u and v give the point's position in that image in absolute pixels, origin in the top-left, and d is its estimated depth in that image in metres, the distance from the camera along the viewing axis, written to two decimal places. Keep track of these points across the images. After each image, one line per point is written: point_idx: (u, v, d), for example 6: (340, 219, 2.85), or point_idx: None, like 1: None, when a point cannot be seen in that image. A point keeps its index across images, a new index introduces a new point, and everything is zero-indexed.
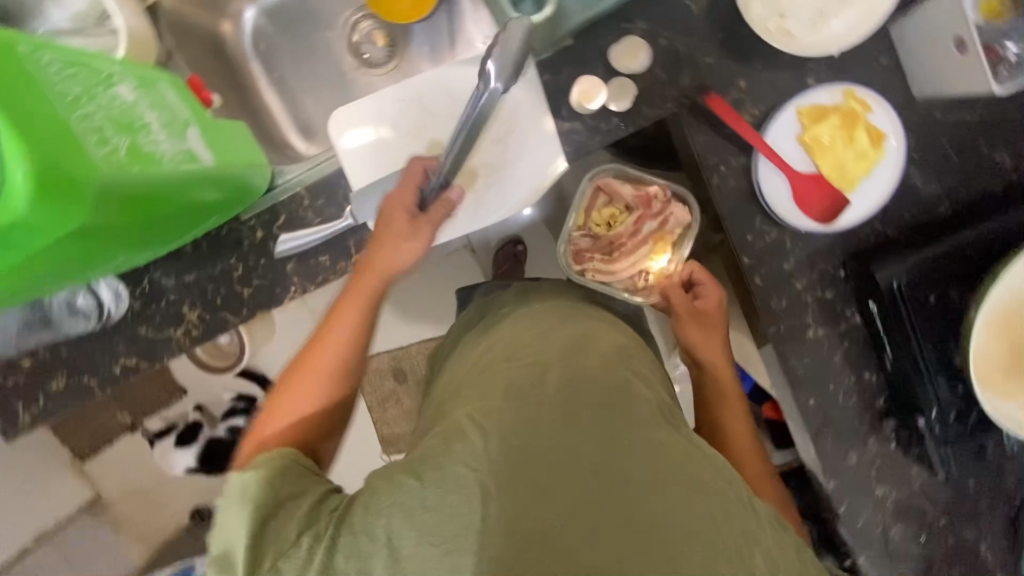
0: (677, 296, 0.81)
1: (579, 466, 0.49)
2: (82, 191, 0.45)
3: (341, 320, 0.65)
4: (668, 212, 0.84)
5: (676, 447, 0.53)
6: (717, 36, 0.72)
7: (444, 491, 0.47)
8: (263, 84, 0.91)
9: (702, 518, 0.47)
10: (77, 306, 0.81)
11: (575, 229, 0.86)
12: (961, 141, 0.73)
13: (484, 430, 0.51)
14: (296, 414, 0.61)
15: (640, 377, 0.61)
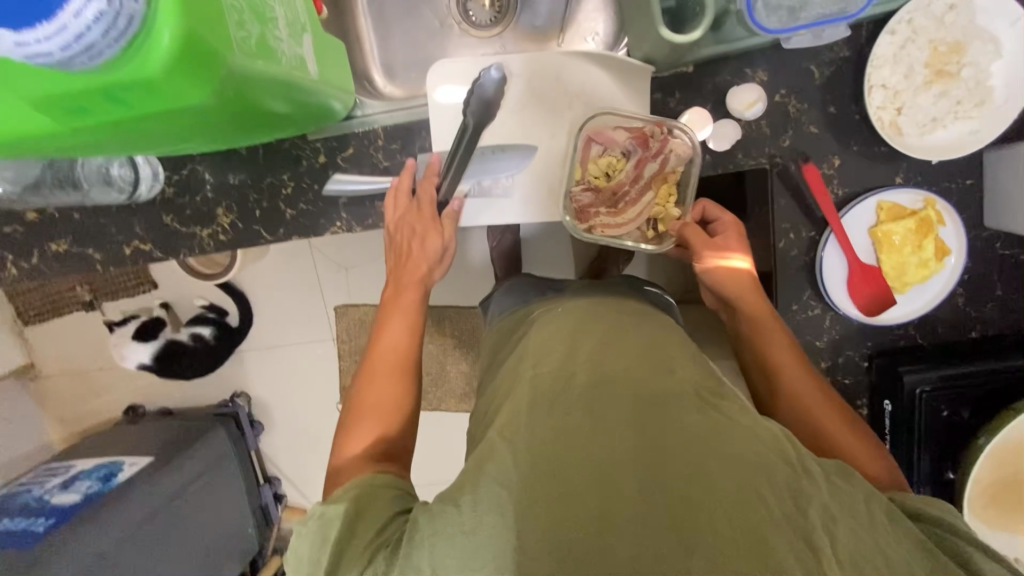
0: (695, 234, 0.74)
1: (612, 468, 0.50)
2: (216, 71, 0.42)
3: (389, 326, 0.71)
4: (666, 149, 0.72)
5: (717, 429, 0.52)
6: (828, 108, 0.73)
7: (478, 513, 0.50)
8: (360, 8, 0.88)
9: (757, 503, 0.46)
10: (110, 176, 0.75)
11: (573, 185, 0.76)
12: (1012, 277, 0.77)
13: (515, 447, 0.54)
14: (366, 416, 0.66)
15: (677, 368, 0.60)
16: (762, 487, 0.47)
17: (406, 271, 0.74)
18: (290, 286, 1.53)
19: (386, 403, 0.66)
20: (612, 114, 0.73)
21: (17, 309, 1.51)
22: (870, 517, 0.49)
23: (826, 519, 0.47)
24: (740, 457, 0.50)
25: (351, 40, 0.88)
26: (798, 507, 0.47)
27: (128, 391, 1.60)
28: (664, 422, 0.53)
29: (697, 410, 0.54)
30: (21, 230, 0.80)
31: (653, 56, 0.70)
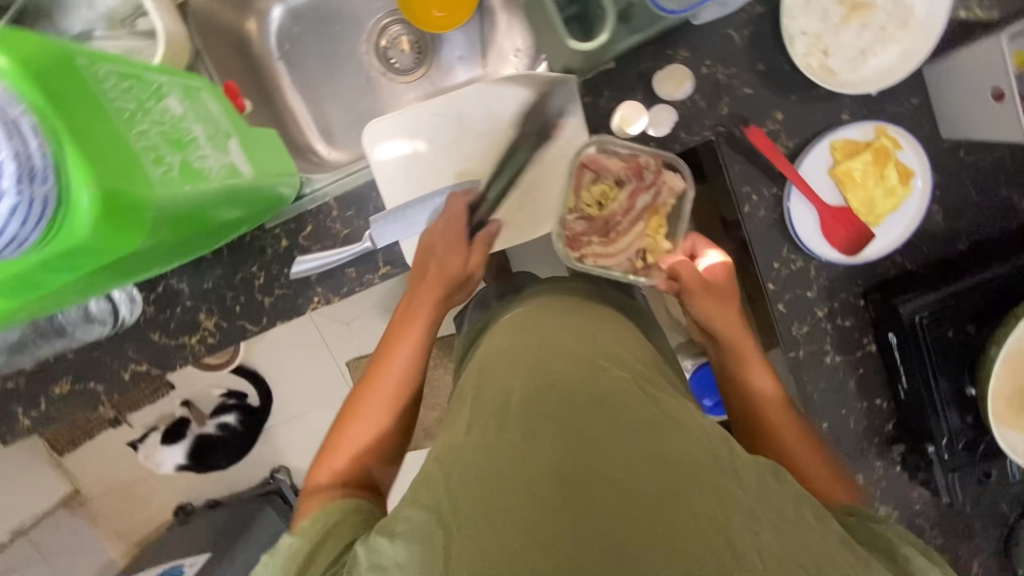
0: (688, 269, 0.72)
1: (539, 478, 0.45)
2: (143, 214, 0.43)
3: (391, 352, 0.69)
4: (661, 182, 0.73)
5: (656, 431, 0.48)
6: (757, 67, 0.72)
7: (412, 544, 0.46)
8: (286, 84, 0.89)
9: (682, 509, 0.42)
10: (91, 313, 0.76)
11: (567, 212, 0.75)
12: (983, 181, 0.76)
13: (450, 466, 0.49)
14: (358, 443, 0.65)
15: (621, 372, 0.56)
16: (690, 491, 0.43)
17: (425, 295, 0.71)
18: (297, 356, 1.55)
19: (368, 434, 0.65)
20: (603, 140, 0.72)
21: (50, 440, 1.51)
22: (797, 513, 0.45)
23: (751, 517, 0.43)
24: (676, 459, 0.46)
25: (285, 118, 0.88)
26: (723, 509, 0.43)
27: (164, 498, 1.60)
28: (599, 426, 0.48)
29: (636, 411, 0.50)
30: (22, 383, 0.82)
31: (573, 64, 0.71)
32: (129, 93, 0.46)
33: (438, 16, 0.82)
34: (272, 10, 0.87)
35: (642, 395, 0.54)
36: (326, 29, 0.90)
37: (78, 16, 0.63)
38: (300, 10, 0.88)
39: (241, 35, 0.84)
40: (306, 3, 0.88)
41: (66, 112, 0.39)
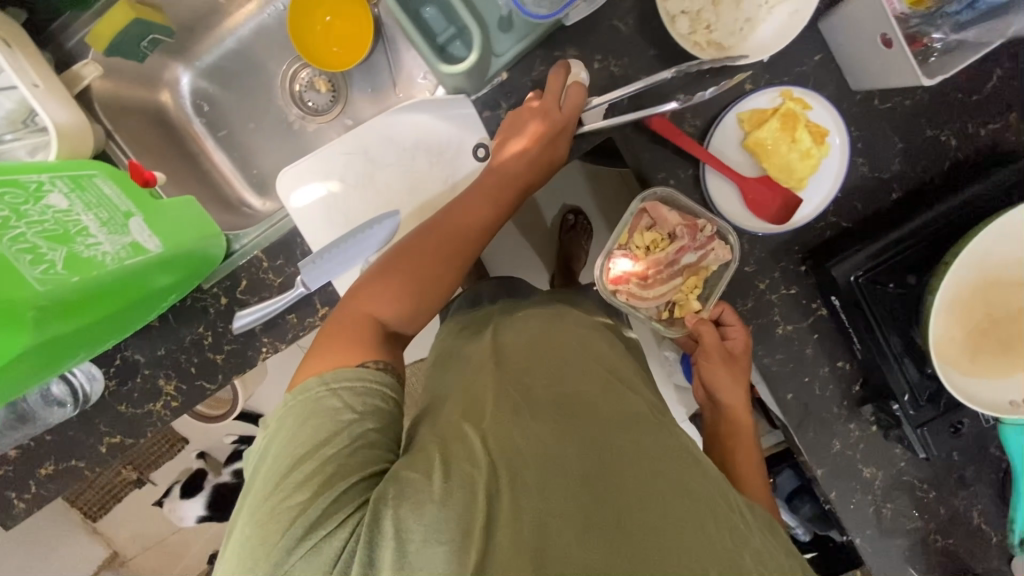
0: (710, 335, 0.73)
1: (573, 475, 0.48)
2: (22, 316, 0.46)
3: (471, 209, 0.67)
4: (710, 247, 0.73)
5: (672, 455, 0.53)
6: (649, 52, 0.72)
7: (450, 488, 0.46)
8: (210, 144, 0.92)
9: (695, 529, 0.47)
10: (52, 396, 0.82)
11: (615, 247, 0.76)
12: (905, 125, 0.74)
13: (484, 441, 0.50)
14: (412, 290, 0.62)
15: (629, 392, 0.60)
16: (703, 515, 0.48)
17: (499, 171, 0.69)
18: None
19: (424, 284, 0.62)
20: (679, 198, 0.73)
21: (81, 508, 1.52)
22: (783, 551, 0.51)
23: (756, 557, 0.48)
24: (690, 487, 0.50)
25: (214, 176, 0.90)
26: (733, 542, 0.48)
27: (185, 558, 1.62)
28: (620, 441, 0.52)
29: (652, 432, 0.55)
30: (10, 469, 0.85)
31: (461, 85, 0.71)
32: (1, 200, 0.47)
33: (339, 52, 0.86)
34: (183, 77, 0.90)
35: (652, 416, 0.57)
36: (240, 84, 0.92)
37: None
38: (211, 71, 0.91)
39: (158, 107, 0.88)
40: (216, 63, 0.90)
41: None
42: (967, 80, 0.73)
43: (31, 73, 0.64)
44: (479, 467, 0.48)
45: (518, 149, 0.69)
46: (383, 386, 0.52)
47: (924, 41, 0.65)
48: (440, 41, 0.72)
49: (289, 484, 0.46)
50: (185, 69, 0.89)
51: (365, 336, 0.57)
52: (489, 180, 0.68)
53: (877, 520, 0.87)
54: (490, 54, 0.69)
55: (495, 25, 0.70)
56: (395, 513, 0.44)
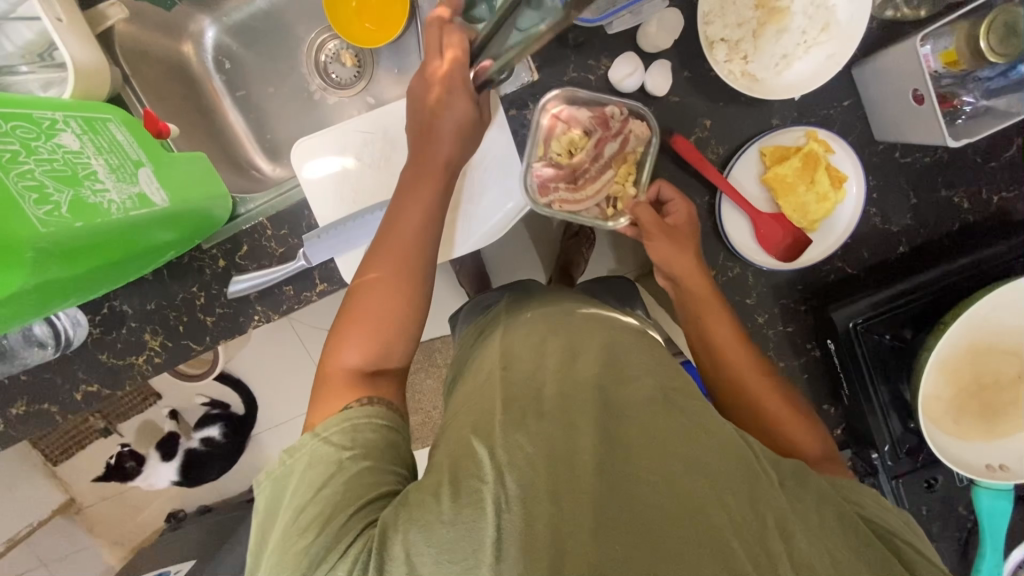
0: (647, 212, 0.69)
1: (589, 470, 0.45)
2: (19, 256, 0.44)
3: (405, 211, 0.64)
4: (627, 130, 0.71)
5: (688, 433, 0.49)
6: (682, 74, 0.72)
7: (459, 506, 0.44)
8: (226, 103, 0.90)
9: (720, 507, 0.44)
10: (33, 335, 0.79)
11: (534, 159, 0.73)
12: (921, 181, 0.74)
13: (491, 447, 0.47)
14: (378, 313, 0.60)
15: (640, 375, 0.56)
16: (725, 493, 0.45)
17: (418, 167, 0.66)
18: (277, 362, 1.51)
19: (385, 313, 0.60)
20: (578, 91, 0.70)
21: (42, 450, 1.48)
22: (819, 520, 0.48)
23: (781, 523, 0.45)
24: (708, 463, 0.47)
25: (227, 136, 0.89)
26: (758, 515, 0.45)
27: (139, 517, 1.57)
28: (633, 429, 0.49)
29: (667, 413, 0.51)
30: None
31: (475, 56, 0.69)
32: (11, 134, 0.46)
33: (370, 28, 0.84)
34: (208, 31, 0.88)
35: (664, 397, 0.53)
36: (265, 47, 0.91)
37: None
38: (237, 29, 0.89)
39: (179, 57, 0.86)
40: (243, 22, 0.89)
41: None
42: (987, 146, 0.73)
43: (56, 6, 0.63)
44: (485, 480, 0.45)
45: (430, 134, 0.66)
46: (371, 416, 0.52)
47: (955, 103, 0.65)
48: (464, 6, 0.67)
49: (296, 530, 0.46)
50: (211, 23, 0.88)
51: (342, 388, 0.55)
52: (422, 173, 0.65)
53: None
54: None
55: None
56: (405, 536, 0.43)
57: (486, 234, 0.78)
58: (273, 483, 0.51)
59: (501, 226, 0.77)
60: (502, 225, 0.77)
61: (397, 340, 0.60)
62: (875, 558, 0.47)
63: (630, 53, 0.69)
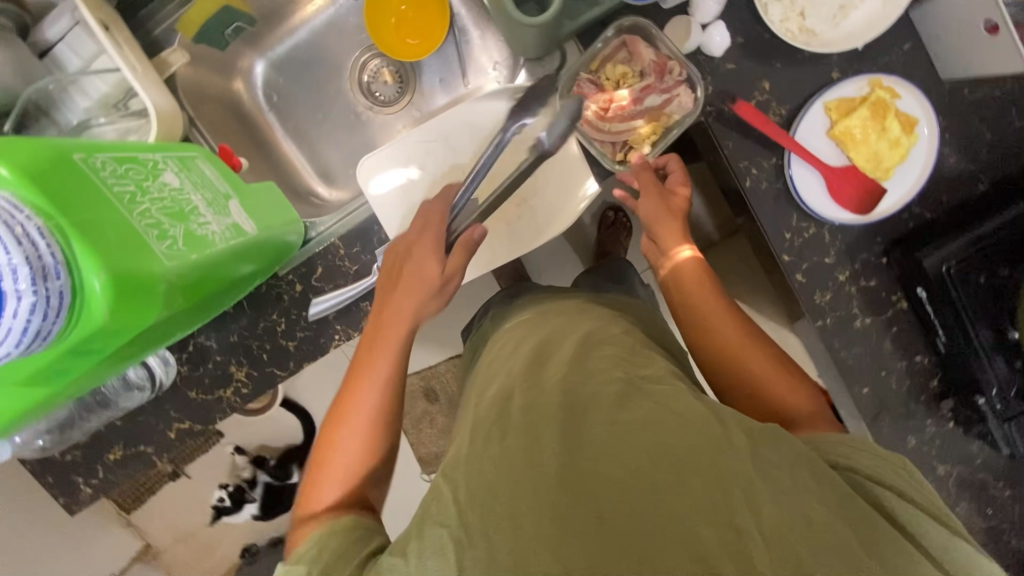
0: (648, 176, 0.71)
1: (546, 483, 0.45)
2: (154, 288, 0.45)
3: (377, 345, 0.60)
4: (675, 91, 0.70)
5: (654, 418, 0.49)
6: (736, 40, 0.72)
7: (424, 559, 0.45)
8: (279, 134, 0.92)
9: (685, 498, 0.43)
10: (130, 380, 0.81)
11: (582, 71, 0.71)
12: (995, 115, 0.73)
13: (456, 483, 0.49)
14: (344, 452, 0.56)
15: (608, 366, 0.56)
16: (690, 477, 0.44)
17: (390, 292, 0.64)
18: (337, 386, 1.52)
19: (358, 455, 0.56)
20: (654, 27, 0.69)
21: (118, 500, 1.51)
22: (793, 483, 0.45)
23: (748, 494, 0.43)
24: (670, 446, 0.46)
25: (284, 166, 0.91)
26: (723, 491, 0.44)
27: (215, 554, 1.59)
28: (597, 425, 0.49)
29: (633, 402, 0.51)
30: (78, 454, 0.85)
31: (527, 47, 0.71)
32: (126, 177, 0.48)
33: (414, 43, 0.86)
34: (256, 66, 0.90)
35: (632, 384, 0.53)
36: (309, 74, 0.93)
37: (69, 110, 0.65)
38: (282, 61, 0.91)
39: (231, 94, 0.88)
40: (287, 53, 0.91)
41: (68, 208, 0.40)
42: None
43: (130, 56, 0.65)
44: (449, 523, 0.46)
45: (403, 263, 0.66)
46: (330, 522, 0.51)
47: None
48: None
49: None
50: (258, 58, 0.90)
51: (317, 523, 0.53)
52: (391, 300, 0.63)
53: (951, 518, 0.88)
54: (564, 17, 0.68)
55: None
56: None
57: (548, 230, 0.78)
58: None
59: (562, 222, 0.78)
60: (563, 221, 0.78)
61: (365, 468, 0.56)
62: (860, 520, 0.44)
63: (679, 19, 0.70)
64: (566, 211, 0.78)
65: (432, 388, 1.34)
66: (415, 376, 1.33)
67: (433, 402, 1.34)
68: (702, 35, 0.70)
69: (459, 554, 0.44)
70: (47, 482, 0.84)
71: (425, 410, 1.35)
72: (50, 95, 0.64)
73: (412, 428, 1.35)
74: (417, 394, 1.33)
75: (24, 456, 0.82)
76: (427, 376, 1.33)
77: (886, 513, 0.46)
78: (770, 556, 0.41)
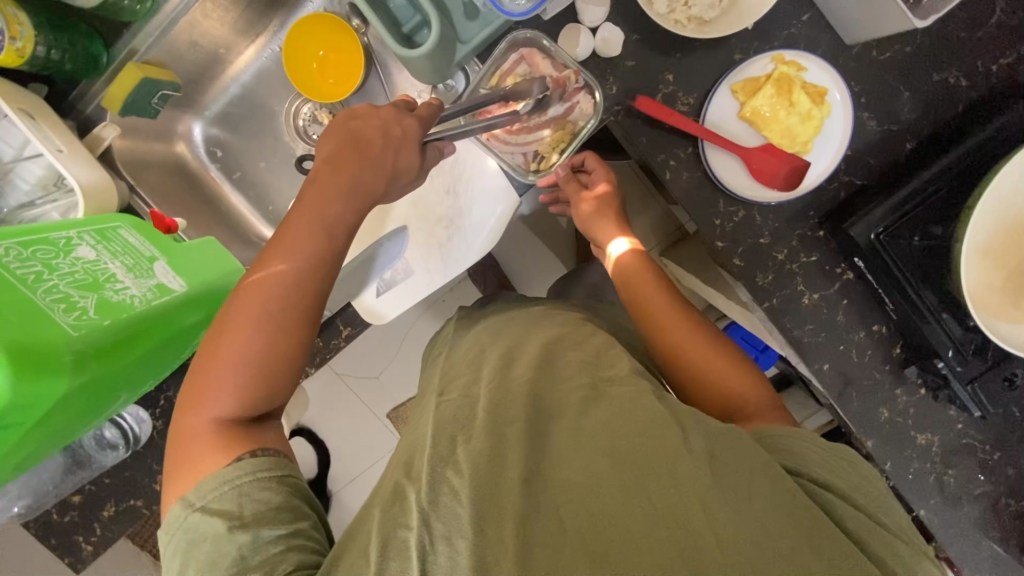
0: (572, 186, 0.78)
1: (512, 490, 0.46)
2: (60, 359, 0.48)
3: (294, 246, 0.57)
4: (575, 101, 0.73)
5: (615, 423, 0.52)
6: (632, 37, 0.72)
7: (388, 558, 0.45)
8: (227, 187, 0.97)
9: (642, 502, 0.47)
10: (106, 439, 0.86)
11: (483, 87, 0.73)
12: (908, 73, 0.71)
13: (419, 483, 0.48)
14: (242, 360, 0.54)
15: (575, 372, 0.59)
16: (649, 481, 0.48)
17: (332, 176, 0.59)
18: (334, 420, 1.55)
19: (262, 359, 0.55)
20: (548, 39, 0.70)
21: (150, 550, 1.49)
22: (750, 490, 0.49)
23: (703, 498, 0.47)
24: (633, 455, 0.50)
25: (234, 217, 0.95)
26: (680, 496, 0.47)
27: None
28: (560, 430, 0.52)
29: (597, 407, 0.54)
30: (76, 514, 0.89)
31: (426, 78, 0.72)
32: (33, 258, 0.52)
33: (333, 83, 0.90)
34: (195, 127, 0.95)
35: (597, 390, 0.57)
36: (247, 126, 0.97)
37: (8, 196, 0.70)
38: (220, 117, 0.96)
39: (176, 156, 0.93)
40: (223, 110, 0.96)
41: None
42: (968, 17, 0.70)
43: (56, 140, 0.70)
44: (412, 527, 0.46)
45: (337, 159, 0.60)
46: (253, 473, 0.50)
47: None
48: (406, 30, 0.73)
49: None
50: (196, 120, 0.95)
51: (215, 443, 0.52)
52: (318, 196, 0.58)
53: (942, 489, 0.84)
54: (456, 42, 0.70)
55: (460, 14, 0.70)
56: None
57: (479, 246, 0.79)
58: (173, 538, 0.49)
59: (492, 236, 0.78)
60: (492, 235, 0.78)
61: (271, 380, 0.56)
62: (810, 523, 0.48)
63: (570, 25, 0.71)
64: (494, 225, 0.78)
65: None
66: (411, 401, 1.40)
67: None
68: (593, 39, 0.71)
69: (423, 556, 0.44)
70: (50, 544, 0.89)
71: None
72: None
73: None
74: None
75: (24, 517, 0.86)
76: None
77: (837, 518, 0.51)
78: (726, 562, 0.44)
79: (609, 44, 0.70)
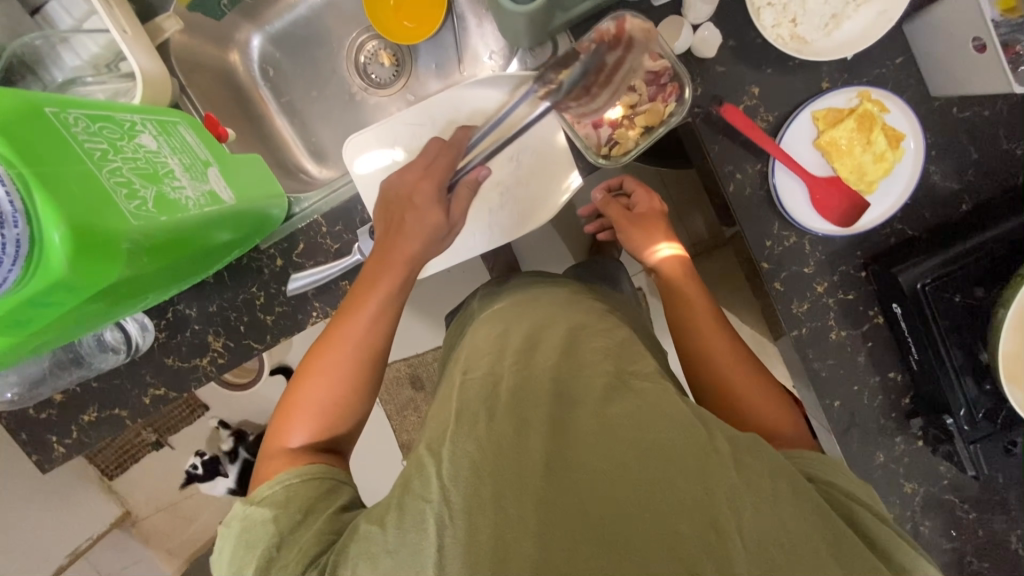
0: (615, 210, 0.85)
1: (534, 470, 0.45)
2: (118, 247, 0.46)
3: (363, 301, 0.62)
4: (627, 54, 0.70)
5: (641, 413, 0.49)
6: (728, 42, 0.72)
7: (404, 530, 0.45)
8: (273, 109, 0.93)
9: (666, 492, 0.44)
10: (106, 341, 0.82)
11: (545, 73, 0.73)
12: (982, 136, 0.73)
13: (439, 458, 0.47)
14: (322, 402, 0.59)
15: (600, 358, 0.58)
16: (677, 476, 0.45)
17: (392, 243, 0.66)
18: None
19: (337, 400, 0.59)
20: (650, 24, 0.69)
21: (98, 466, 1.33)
22: (774, 492, 0.46)
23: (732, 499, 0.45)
24: (662, 448, 0.46)
25: (276, 140, 0.92)
26: (706, 491, 0.44)
27: (189, 529, 1.40)
28: (586, 416, 0.49)
29: (621, 397, 0.52)
30: (53, 413, 0.85)
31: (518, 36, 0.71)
32: (100, 135, 0.49)
33: (409, 26, 0.87)
34: (253, 39, 0.91)
35: (620, 379, 0.55)
36: (305, 51, 0.93)
37: (58, 66, 0.65)
38: (280, 37, 0.92)
39: (226, 65, 0.89)
40: (285, 30, 0.92)
41: (33, 159, 0.41)
42: None
43: (121, 19, 0.65)
44: (430, 498, 0.45)
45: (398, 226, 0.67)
46: (302, 474, 0.52)
47: (1017, 49, 0.66)
48: None
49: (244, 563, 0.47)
50: (256, 32, 0.91)
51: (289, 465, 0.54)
52: (386, 259, 0.65)
53: (915, 537, 0.86)
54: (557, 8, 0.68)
55: None
56: (353, 570, 0.44)
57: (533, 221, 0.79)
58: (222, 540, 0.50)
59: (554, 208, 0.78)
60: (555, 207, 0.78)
61: (344, 418, 0.59)
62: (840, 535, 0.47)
63: (672, 17, 0.70)
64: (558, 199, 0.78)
65: (417, 375, 1.37)
66: (402, 362, 1.37)
67: (417, 388, 1.37)
68: (693, 36, 0.70)
69: (440, 530, 0.43)
70: (20, 438, 0.84)
71: (409, 396, 1.38)
72: (38, 51, 0.65)
73: (395, 412, 1.39)
74: (402, 380, 1.38)
75: (13, 408, 0.82)
76: (415, 363, 1.36)
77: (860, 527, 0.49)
78: (748, 555, 0.42)
79: (707, 45, 0.70)
